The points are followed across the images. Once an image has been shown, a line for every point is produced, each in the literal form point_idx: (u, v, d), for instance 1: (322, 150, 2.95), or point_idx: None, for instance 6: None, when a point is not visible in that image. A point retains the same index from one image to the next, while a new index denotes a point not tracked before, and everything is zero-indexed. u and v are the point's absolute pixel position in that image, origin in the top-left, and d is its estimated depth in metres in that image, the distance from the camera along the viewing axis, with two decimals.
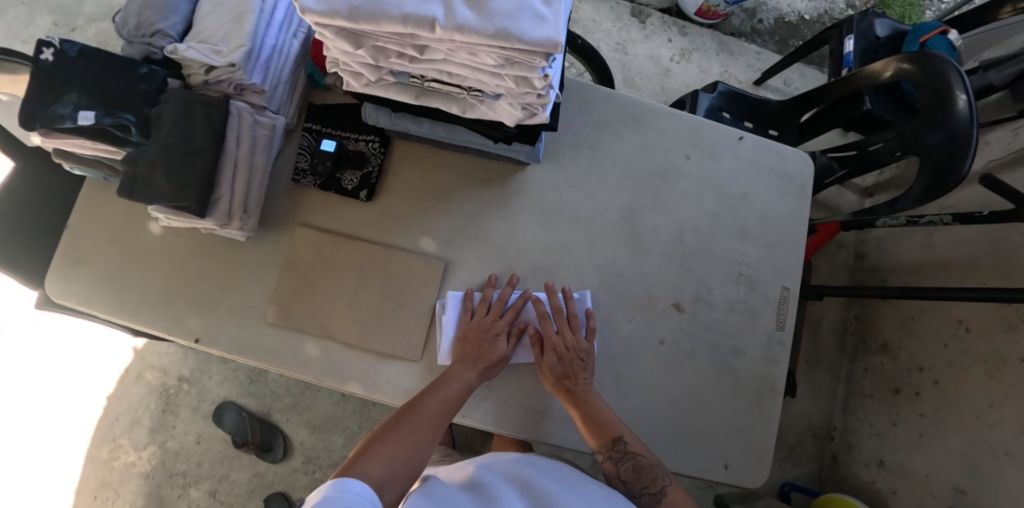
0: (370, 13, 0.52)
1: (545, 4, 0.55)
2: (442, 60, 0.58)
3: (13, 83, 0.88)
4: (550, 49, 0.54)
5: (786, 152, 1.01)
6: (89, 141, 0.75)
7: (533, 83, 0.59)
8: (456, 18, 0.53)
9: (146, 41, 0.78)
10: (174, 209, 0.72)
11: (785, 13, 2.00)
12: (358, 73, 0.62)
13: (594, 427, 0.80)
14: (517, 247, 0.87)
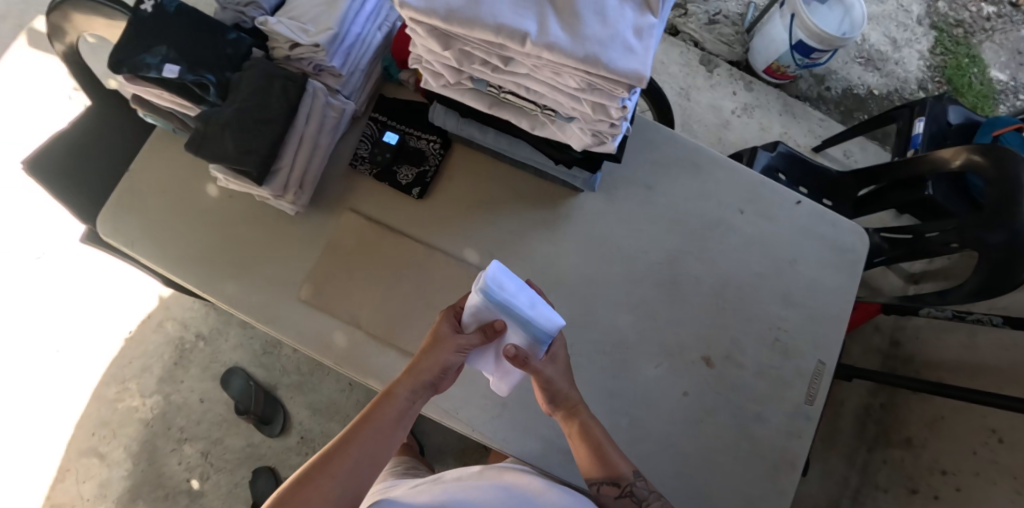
0: (466, 17, 0.52)
1: (637, 36, 0.55)
2: (524, 75, 0.59)
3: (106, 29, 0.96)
4: (634, 81, 0.54)
5: (841, 224, 0.99)
6: (168, 93, 0.77)
7: (609, 112, 0.59)
8: (548, 35, 0.53)
9: (239, 9, 0.82)
10: (235, 172, 0.73)
11: (855, 85, 1.99)
12: (439, 73, 0.63)
13: (596, 459, 0.75)
14: (558, 272, 0.87)
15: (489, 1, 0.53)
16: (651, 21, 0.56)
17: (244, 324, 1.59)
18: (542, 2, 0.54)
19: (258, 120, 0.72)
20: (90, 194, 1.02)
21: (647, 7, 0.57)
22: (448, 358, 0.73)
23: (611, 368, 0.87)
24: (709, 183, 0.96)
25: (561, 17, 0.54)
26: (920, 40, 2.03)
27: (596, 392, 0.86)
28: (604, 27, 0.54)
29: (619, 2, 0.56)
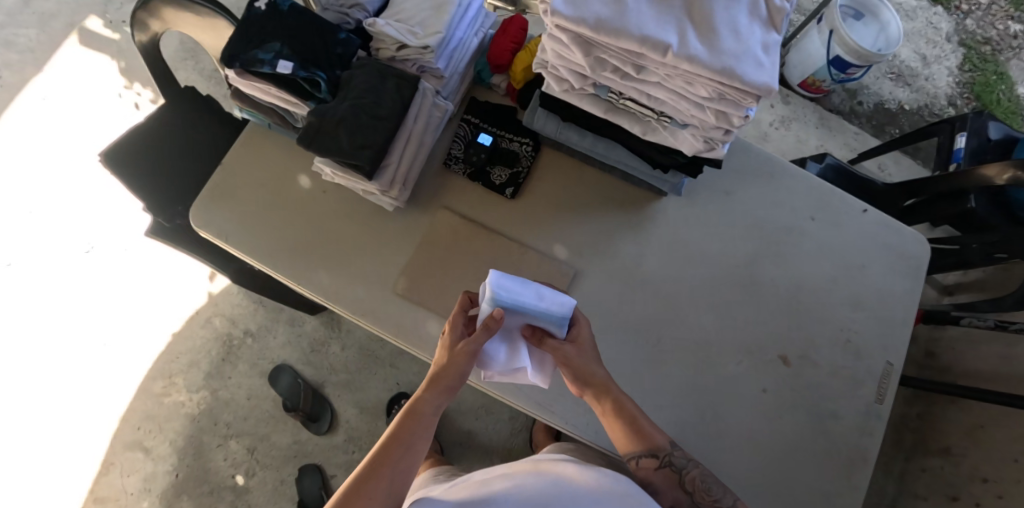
0: (614, 28, 0.56)
1: (765, 52, 0.59)
2: (652, 83, 0.64)
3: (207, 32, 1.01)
4: (764, 93, 0.58)
5: (905, 232, 1.02)
6: (277, 89, 0.79)
7: (731, 119, 0.64)
8: (688, 48, 0.57)
9: (343, 11, 0.84)
10: (345, 166, 0.75)
11: (886, 99, 2.03)
12: (563, 77, 0.67)
13: (635, 434, 0.75)
14: (644, 272, 0.91)
15: (634, 14, 0.57)
16: (777, 38, 0.60)
17: (292, 321, 1.60)
18: (681, 17, 0.58)
19: (374, 117, 0.75)
20: (157, 188, 1.16)
21: (772, 24, 0.61)
22: (463, 365, 0.71)
23: (694, 364, 0.90)
24: (782, 191, 1.00)
25: (698, 31, 0.58)
26: (949, 56, 2.07)
27: (680, 387, 0.89)
28: (737, 42, 0.58)
29: (748, 18, 0.60)
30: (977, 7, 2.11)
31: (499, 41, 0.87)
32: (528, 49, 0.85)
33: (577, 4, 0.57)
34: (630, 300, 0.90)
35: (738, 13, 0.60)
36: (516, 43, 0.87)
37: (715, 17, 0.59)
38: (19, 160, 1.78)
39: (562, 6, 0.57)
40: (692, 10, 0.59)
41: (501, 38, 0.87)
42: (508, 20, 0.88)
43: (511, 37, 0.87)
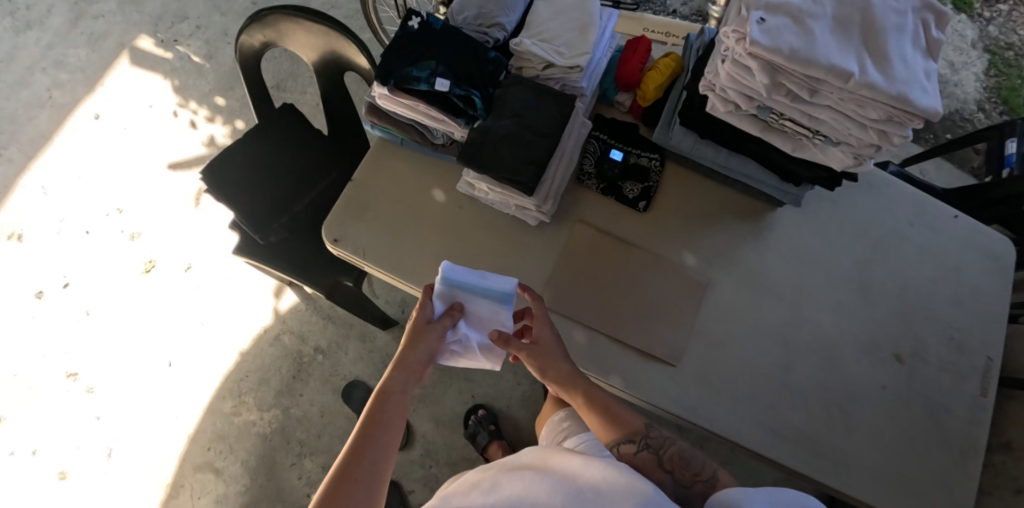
0: (806, 58, 0.61)
1: (928, 79, 0.63)
2: (820, 106, 0.67)
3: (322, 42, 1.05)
4: (933, 119, 0.62)
5: (991, 234, 1.04)
6: (428, 106, 0.80)
7: (891, 139, 0.67)
8: (869, 76, 0.61)
9: (483, 30, 0.87)
10: (505, 183, 0.77)
11: None
12: (729, 99, 0.72)
13: (612, 418, 0.79)
14: (768, 279, 0.94)
15: (821, 45, 0.62)
16: (935, 66, 0.65)
17: (364, 337, 1.61)
18: (859, 48, 0.63)
19: (531, 132, 0.77)
20: (251, 203, 1.17)
21: (930, 52, 0.65)
22: (433, 341, 0.76)
23: (821, 363, 0.92)
24: (883, 197, 1.02)
25: (874, 60, 0.63)
26: (975, 62, 2.12)
27: (807, 386, 0.91)
28: (907, 70, 0.63)
29: (913, 48, 0.64)
30: (997, 15, 2.18)
31: (626, 62, 0.92)
32: (658, 69, 0.90)
33: (772, 35, 0.62)
34: (755, 306, 0.92)
35: (905, 45, 0.64)
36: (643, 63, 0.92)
37: (889, 47, 0.63)
38: (79, 181, 1.79)
39: (759, 37, 0.62)
40: (868, 42, 0.64)
41: (628, 60, 0.92)
42: (633, 44, 0.93)
43: (637, 58, 0.92)
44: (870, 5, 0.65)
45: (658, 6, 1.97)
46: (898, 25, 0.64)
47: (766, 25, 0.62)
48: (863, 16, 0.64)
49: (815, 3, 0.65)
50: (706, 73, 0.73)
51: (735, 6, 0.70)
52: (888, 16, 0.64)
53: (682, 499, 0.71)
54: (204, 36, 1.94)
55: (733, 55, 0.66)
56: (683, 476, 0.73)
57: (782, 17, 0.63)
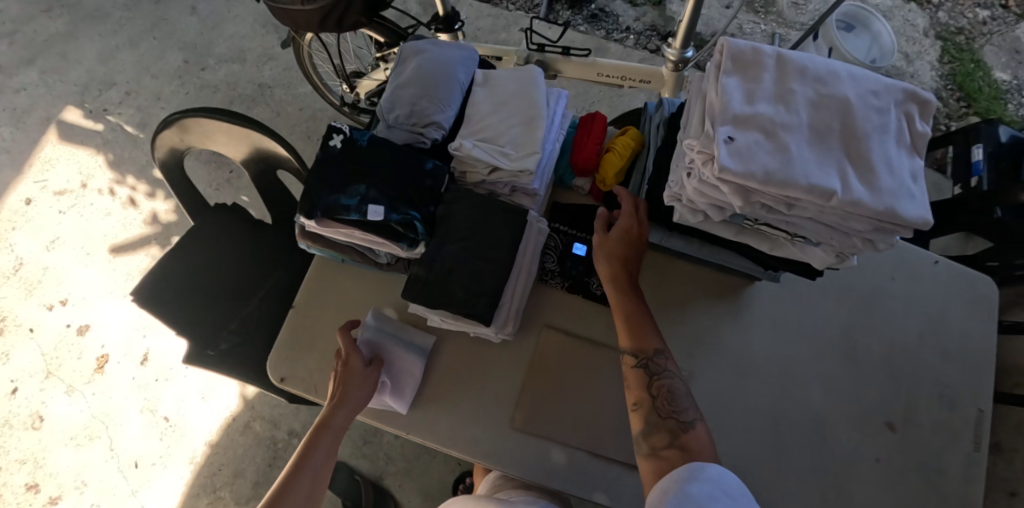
0: (783, 181, 0.54)
1: (915, 181, 0.57)
2: (799, 216, 0.60)
3: (240, 143, 0.97)
4: (923, 227, 0.56)
5: (979, 279, 0.99)
6: (364, 234, 0.72)
7: (877, 244, 0.61)
8: (853, 192, 0.54)
9: (417, 131, 0.79)
10: (459, 317, 0.71)
11: None
12: (700, 210, 0.64)
13: (633, 332, 0.78)
14: (751, 363, 0.89)
15: (799, 163, 0.54)
16: (921, 164, 0.58)
17: None
18: (839, 158, 0.56)
19: (484, 260, 0.72)
20: (190, 314, 1.06)
21: (915, 148, 0.58)
22: (359, 389, 0.77)
23: (815, 444, 0.88)
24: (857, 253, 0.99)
25: (857, 170, 0.56)
26: (928, 51, 2.00)
27: (801, 471, 0.87)
28: (892, 178, 0.56)
29: (897, 148, 0.57)
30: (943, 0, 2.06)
31: (581, 145, 0.85)
32: (615, 151, 0.83)
33: (743, 158, 0.54)
34: (742, 394, 0.88)
35: (889, 145, 0.57)
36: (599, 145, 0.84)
37: (872, 153, 0.56)
38: (14, 274, 1.66)
39: (729, 163, 0.54)
40: (848, 148, 0.56)
41: (583, 143, 0.85)
42: (587, 123, 0.86)
43: (593, 140, 0.84)
44: (849, 105, 0.57)
45: (613, 24, 1.91)
46: (880, 124, 0.57)
47: (735, 146, 0.54)
48: (842, 119, 0.57)
49: (788, 110, 0.57)
50: (671, 181, 0.65)
51: (697, 110, 0.61)
52: (869, 116, 0.57)
53: (648, 427, 0.74)
54: (135, 102, 1.82)
55: (700, 173, 0.58)
56: (661, 408, 0.75)
57: (753, 132, 0.55)
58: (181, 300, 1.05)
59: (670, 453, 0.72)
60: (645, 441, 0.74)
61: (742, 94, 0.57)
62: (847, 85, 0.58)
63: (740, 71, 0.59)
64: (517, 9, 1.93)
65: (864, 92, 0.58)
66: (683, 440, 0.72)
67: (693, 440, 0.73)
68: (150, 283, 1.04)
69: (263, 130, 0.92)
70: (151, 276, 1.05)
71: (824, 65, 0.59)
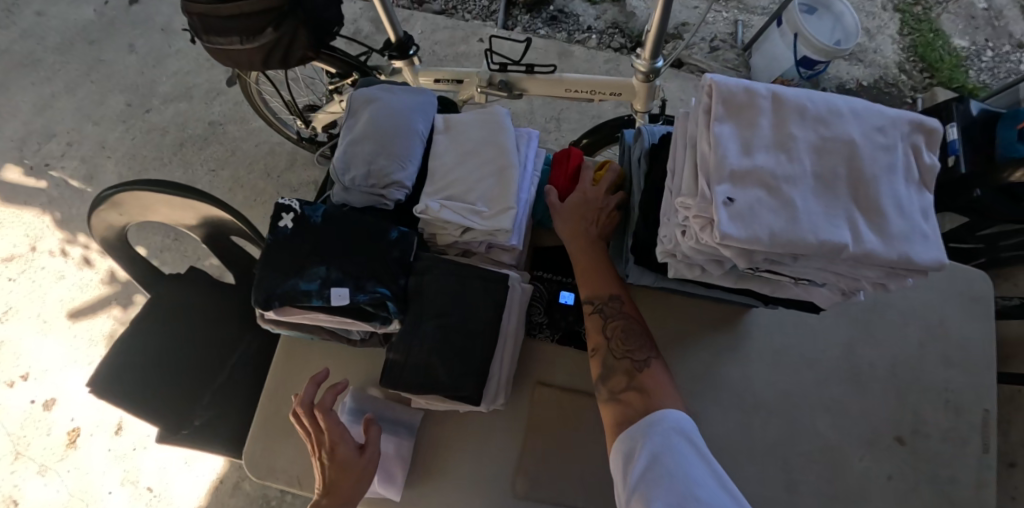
0: (791, 240, 0.49)
1: (926, 220, 0.53)
2: (807, 267, 0.56)
3: (186, 213, 0.92)
4: (938, 268, 0.53)
5: (972, 275, 0.97)
6: (332, 318, 0.66)
7: (889, 285, 0.57)
8: (864, 243, 0.50)
9: (378, 193, 0.72)
10: (447, 398, 0.67)
11: (845, 80, 1.88)
12: (697, 267, 0.59)
13: (589, 276, 0.73)
14: (756, 397, 0.87)
15: (806, 217, 0.50)
16: (931, 200, 0.54)
17: None
18: (847, 205, 0.52)
19: (466, 335, 0.67)
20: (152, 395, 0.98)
21: (924, 184, 0.55)
22: (357, 482, 0.69)
23: (824, 472, 0.86)
24: None
25: (867, 217, 0.52)
26: (888, 24, 1.96)
27: (816, 501, 0.84)
28: (905, 222, 0.52)
29: (907, 187, 0.54)
30: None
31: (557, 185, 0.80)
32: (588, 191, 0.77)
33: (746, 220, 0.49)
34: (750, 429, 0.86)
35: (898, 184, 0.53)
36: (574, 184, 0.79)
37: (881, 197, 0.52)
38: None
39: (731, 227, 0.49)
40: (856, 194, 0.52)
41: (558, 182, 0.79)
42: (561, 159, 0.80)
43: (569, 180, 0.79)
44: (853, 146, 0.53)
45: (573, 25, 1.88)
46: (887, 163, 0.53)
47: (736, 207, 0.50)
48: (846, 162, 0.53)
49: (788, 158, 0.53)
50: (663, 237, 0.60)
51: (687, 160, 0.57)
52: (876, 156, 0.53)
53: (604, 372, 0.71)
54: (79, 153, 1.70)
55: (695, 233, 0.54)
56: (616, 349, 0.71)
57: (753, 188, 0.51)
58: (141, 382, 0.98)
59: (629, 397, 0.69)
60: (604, 385, 0.71)
61: (737, 144, 0.53)
62: (850, 123, 0.54)
63: (733, 116, 0.54)
64: (473, 17, 1.87)
65: (868, 129, 0.54)
66: (639, 381, 0.69)
67: (648, 379, 0.69)
68: (117, 359, 0.99)
69: (211, 203, 0.89)
70: (120, 350, 1.00)
71: (822, 104, 0.55)
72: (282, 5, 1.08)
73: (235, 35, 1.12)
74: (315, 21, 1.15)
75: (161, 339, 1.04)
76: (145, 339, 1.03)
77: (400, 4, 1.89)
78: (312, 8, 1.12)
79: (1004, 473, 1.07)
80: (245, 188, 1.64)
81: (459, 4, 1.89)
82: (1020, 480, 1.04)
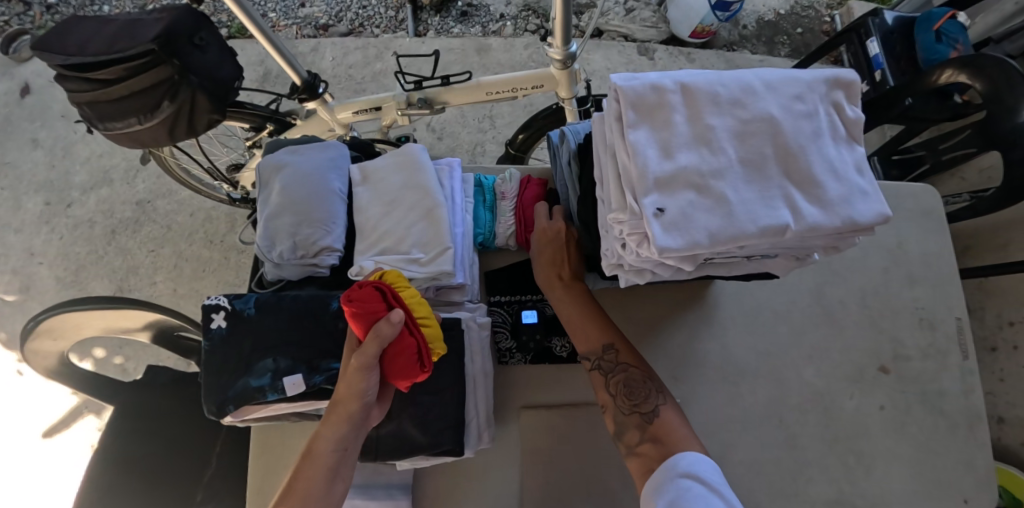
0: (732, 235, 0.49)
1: (862, 175, 0.54)
2: (757, 249, 0.55)
3: (118, 321, 0.89)
4: (882, 223, 0.53)
5: (917, 190, 0.98)
6: (292, 405, 0.64)
7: (842, 240, 0.57)
8: (805, 217, 0.50)
9: (309, 263, 0.69)
10: (431, 457, 0.65)
11: (763, 12, 1.88)
12: (646, 272, 0.58)
13: (578, 332, 0.72)
14: (737, 363, 0.87)
15: (741, 208, 0.50)
16: (863, 152, 0.55)
17: None
18: (781, 182, 0.51)
19: (430, 392, 0.65)
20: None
21: (852, 138, 0.56)
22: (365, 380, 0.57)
23: (820, 419, 0.87)
24: None
25: (802, 189, 0.52)
26: None
27: (818, 449, 0.86)
28: (840, 184, 0.52)
29: (835, 147, 0.54)
30: None
31: (387, 363, 0.58)
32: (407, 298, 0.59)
33: (681, 227, 0.48)
34: (738, 395, 0.86)
35: (827, 146, 0.54)
36: (417, 351, 0.57)
37: (812, 166, 0.52)
38: None
39: (667, 240, 0.48)
40: (788, 168, 0.52)
41: (393, 359, 0.57)
42: (377, 324, 0.55)
43: (405, 345, 0.57)
44: (775, 121, 0.53)
45: (485, 16, 1.84)
46: (813, 130, 0.53)
47: (668, 216, 0.49)
48: (771, 139, 0.52)
49: (711, 150, 0.52)
50: (607, 250, 0.58)
51: (610, 172, 0.55)
52: (799, 125, 0.53)
53: (618, 428, 0.68)
54: (7, 266, 1.58)
55: (634, 250, 0.53)
56: (623, 405, 0.68)
57: (682, 192, 0.50)
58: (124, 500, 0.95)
59: (645, 449, 0.65)
60: (621, 442, 0.68)
61: (657, 148, 0.52)
62: (767, 98, 0.54)
63: (647, 118, 0.53)
64: (383, 31, 1.82)
65: (786, 99, 0.54)
66: (651, 432, 0.65)
67: (663, 429, 0.65)
68: (91, 484, 0.95)
69: (144, 305, 0.87)
70: (94, 472, 0.96)
71: (734, 85, 0.54)
72: (174, 74, 1.01)
73: (132, 115, 1.05)
74: (212, 82, 1.08)
75: (137, 449, 0.99)
76: (123, 452, 0.98)
77: (304, 33, 1.81)
78: (204, 70, 1.06)
79: (988, 359, 1.12)
80: (191, 260, 1.58)
81: (365, 21, 1.83)
82: (1003, 365, 1.09)
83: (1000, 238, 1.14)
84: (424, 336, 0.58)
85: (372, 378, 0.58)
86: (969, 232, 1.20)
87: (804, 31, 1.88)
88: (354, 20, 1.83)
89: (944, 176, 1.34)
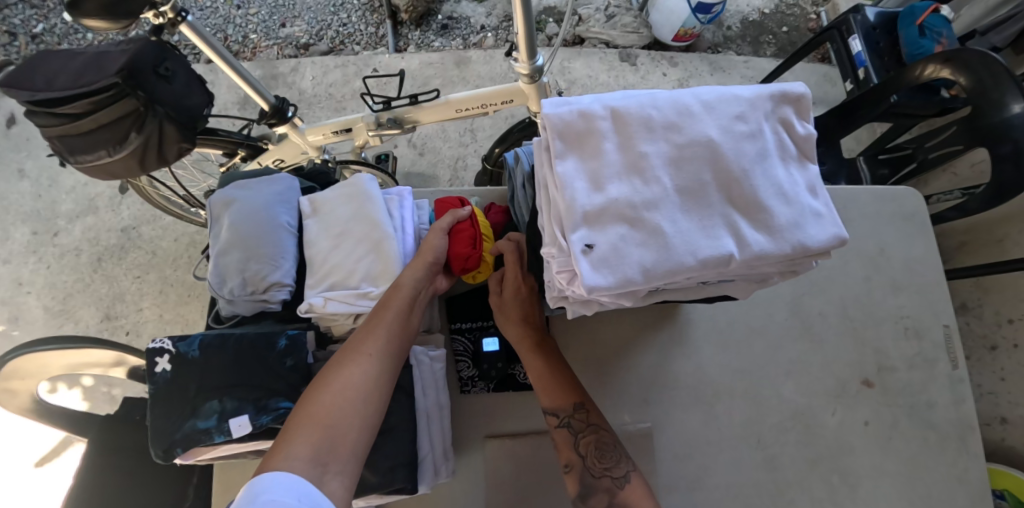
0: (667, 269, 0.47)
1: (815, 196, 0.52)
2: (712, 278, 0.53)
3: (85, 358, 0.89)
4: (839, 246, 0.50)
5: (898, 194, 0.95)
6: (244, 445, 0.63)
7: (799, 265, 0.55)
8: (750, 245, 0.48)
9: (259, 299, 0.68)
10: (388, 493, 0.65)
11: (747, 12, 1.86)
12: (592, 304, 0.56)
13: (548, 388, 0.70)
14: (712, 382, 0.85)
15: (678, 240, 0.48)
16: (816, 170, 0.53)
17: None
18: (723, 208, 0.50)
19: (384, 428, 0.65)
20: None
21: (804, 156, 0.53)
22: (438, 241, 0.69)
23: (800, 437, 0.85)
24: None
25: (746, 214, 0.50)
26: None
27: (799, 469, 0.83)
28: (791, 207, 0.50)
29: (785, 167, 0.52)
30: None
31: (452, 242, 0.70)
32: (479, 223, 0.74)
33: (611, 264, 0.47)
34: (714, 415, 0.84)
35: (775, 168, 0.51)
36: (473, 236, 0.70)
37: (758, 189, 0.50)
38: None
39: (597, 278, 0.47)
40: (731, 193, 0.50)
41: (457, 237, 0.70)
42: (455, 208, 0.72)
43: (465, 228, 0.70)
44: (713, 144, 0.51)
45: (465, 28, 1.83)
46: (758, 150, 0.51)
47: (598, 252, 0.48)
48: (709, 164, 0.50)
49: (643, 181, 0.50)
50: (550, 283, 0.57)
51: (545, 204, 0.54)
52: (740, 147, 0.51)
53: (585, 490, 0.67)
54: None
55: (569, 288, 0.52)
56: (594, 467, 0.67)
57: (613, 226, 0.49)
58: None
59: None
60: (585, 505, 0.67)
61: (586, 181, 0.50)
62: (704, 121, 0.52)
63: (575, 148, 0.52)
64: (364, 48, 1.82)
65: (725, 120, 0.52)
66: (621, 498, 0.65)
67: (633, 494, 0.65)
68: None
69: (110, 343, 0.87)
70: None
71: (667, 107, 0.52)
72: (140, 106, 0.97)
73: (101, 148, 1.01)
74: (180, 111, 1.04)
75: (113, 485, 0.98)
76: (98, 489, 0.97)
77: (285, 53, 1.81)
78: (171, 100, 1.02)
79: (986, 361, 1.08)
80: (177, 285, 1.59)
81: (345, 38, 1.83)
82: (1001, 371, 1.05)
83: (994, 235, 1.10)
84: (482, 229, 0.71)
85: (440, 243, 0.69)
86: (960, 231, 1.17)
87: (790, 30, 1.85)
88: (334, 37, 1.83)
89: (935, 172, 1.30)
